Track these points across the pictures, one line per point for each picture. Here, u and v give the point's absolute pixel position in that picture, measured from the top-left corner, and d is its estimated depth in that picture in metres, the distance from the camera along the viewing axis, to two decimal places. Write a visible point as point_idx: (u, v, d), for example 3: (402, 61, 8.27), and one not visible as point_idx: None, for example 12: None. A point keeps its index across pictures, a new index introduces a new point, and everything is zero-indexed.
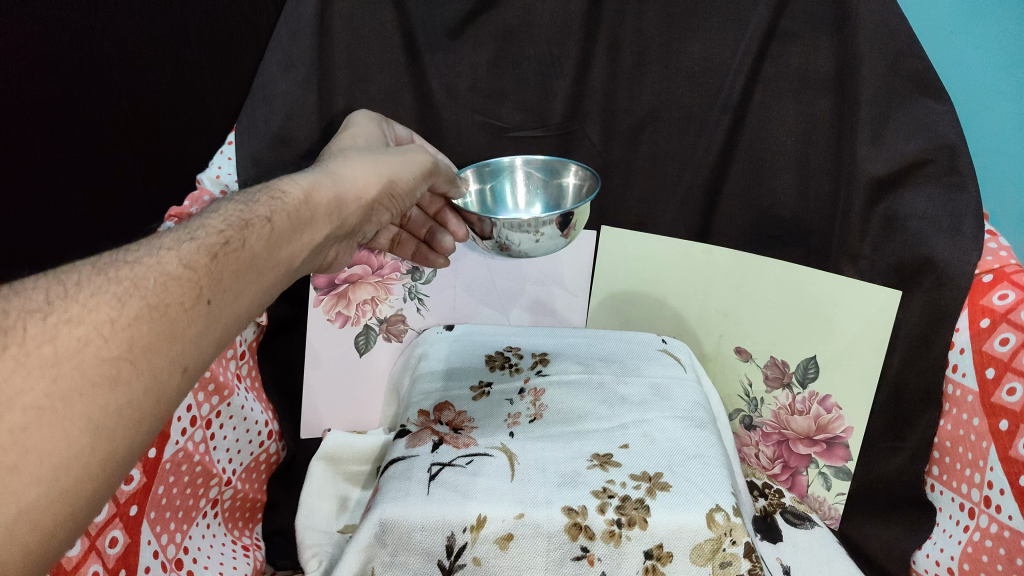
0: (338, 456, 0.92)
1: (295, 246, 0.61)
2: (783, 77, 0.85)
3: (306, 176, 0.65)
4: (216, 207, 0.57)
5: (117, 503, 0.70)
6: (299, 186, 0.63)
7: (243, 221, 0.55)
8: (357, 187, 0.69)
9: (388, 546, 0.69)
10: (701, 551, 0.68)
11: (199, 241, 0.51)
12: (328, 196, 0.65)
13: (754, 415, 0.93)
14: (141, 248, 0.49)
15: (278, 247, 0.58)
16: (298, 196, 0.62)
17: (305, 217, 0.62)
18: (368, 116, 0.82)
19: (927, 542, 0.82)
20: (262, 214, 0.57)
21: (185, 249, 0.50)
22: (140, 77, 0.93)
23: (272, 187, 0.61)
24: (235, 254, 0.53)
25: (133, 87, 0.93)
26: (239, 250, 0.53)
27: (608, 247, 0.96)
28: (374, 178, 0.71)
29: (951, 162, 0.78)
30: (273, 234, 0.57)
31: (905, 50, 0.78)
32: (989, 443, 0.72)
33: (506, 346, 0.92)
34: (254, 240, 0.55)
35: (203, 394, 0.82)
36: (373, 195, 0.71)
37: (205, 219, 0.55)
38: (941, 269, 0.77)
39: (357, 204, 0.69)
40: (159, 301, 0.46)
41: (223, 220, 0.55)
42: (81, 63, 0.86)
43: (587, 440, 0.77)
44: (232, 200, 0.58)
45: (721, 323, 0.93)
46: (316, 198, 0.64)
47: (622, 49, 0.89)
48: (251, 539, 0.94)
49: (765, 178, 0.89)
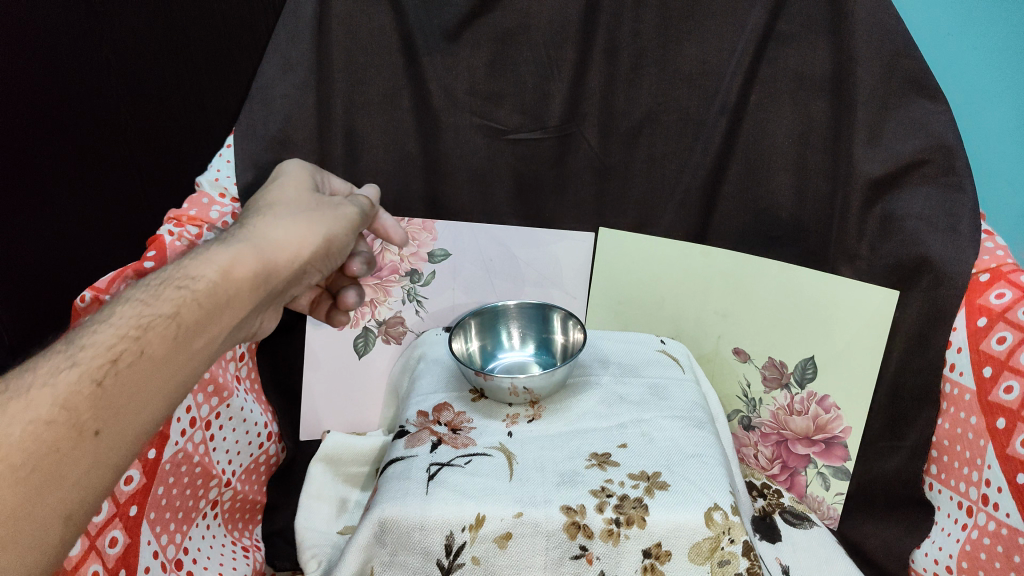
0: (338, 457, 0.93)
1: (214, 332, 0.55)
2: (780, 78, 0.86)
3: (230, 248, 0.58)
4: (115, 307, 0.52)
5: (116, 503, 0.70)
6: (219, 265, 0.57)
7: (142, 324, 0.50)
8: (284, 252, 0.61)
9: (387, 545, 0.69)
10: (699, 549, 0.68)
11: (83, 365, 0.47)
12: (254, 270, 0.59)
13: (753, 415, 0.93)
14: (7, 388, 0.44)
15: (189, 343, 0.53)
16: (215, 278, 0.56)
17: (227, 299, 0.56)
18: (300, 166, 0.75)
19: (926, 541, 0.81)
20: (167, 309, 0.52)
21: (61, 383, 0.45)
22: (138, 89, 0.96)
23: (185, 270, 0.55)
24: (128, 371, 0.48)
25: (133, 98, 0.96)
26: (134, 365, 0.49)
27: (608, 248, 0.98)
28: (304, 239, 0.63)
29: (948, 162, 0.79)
30: (181, 332, 0.52)
31: (899, 53, 0.80)
32: (986, 441, 0.72)
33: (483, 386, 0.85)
34: (155, 346, 0.50)
35: (202, 396, 0.82)
36: (307, 255, 0.63)
37: (97, 328, 0.49)
38: (937, 270, 0.78)
39: (287, 269, 0.62)
40: (29, 456, 0.42)
41: (117, 328, 0.50)
42: (76, 82, 0.90)
43: (585, 439, 0.77)
44: (136, 293, 0.53)
45: (719, 324, 0.93)
46: (241, 276, 0.58)
47: (620, 52, 0.90)
48: (251, 540, 0.92)
49: (763, 179, 0.90)
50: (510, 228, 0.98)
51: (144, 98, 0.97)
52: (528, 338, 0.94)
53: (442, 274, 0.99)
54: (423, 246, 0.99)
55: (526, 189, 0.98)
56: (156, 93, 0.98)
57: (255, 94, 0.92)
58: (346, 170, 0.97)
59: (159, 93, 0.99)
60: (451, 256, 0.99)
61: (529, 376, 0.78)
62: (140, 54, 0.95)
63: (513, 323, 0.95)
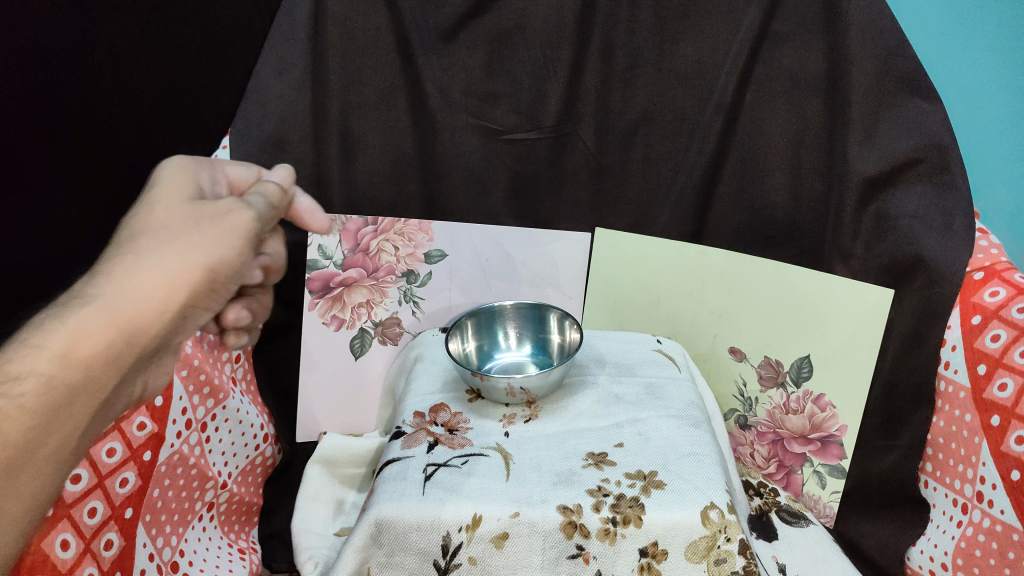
0: (334, 459, 0.92)
1: (69, 424, 0.46)
2: (775, 78, 0.87)
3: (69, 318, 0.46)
4: None
5: (112, 505, 0.69)
6: (55, 345, 0.45)
7: None
8: (145, 309, 0.48)
9: (383, 546, 0.69)
10: (696, 548, 0.68)
11: None
12: (106, 342, 0.47)
13: (749, 415, 0.92)
14: None
15: (35, 446, 0.44)
16: (51, 366, 0.45)
17: (75, 384, 0.46)
18: (179, 167, 0.57)
19: (921, 538, 0.81)
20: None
21: None
22: (125, 78, 0.84)
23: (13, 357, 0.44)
24: None
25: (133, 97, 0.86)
26: None
27: (604, 248, 0.98)
28: (173, 283, 0.49)
29: (941, 161, 0.79)
30: (20, 439, 0.43)
31: (894, 51, 0.80)
32: (981, 439, 0.72)
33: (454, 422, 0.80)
34: None
35: (197, 397, 0.82)
36: (180, 301, 0.50)
37: None
38: (931, 268, 0.78)
39: (154, 325, 0.49)
40: None
41: None
42: None
43: (581, 439, 0.77)
44: None
45: (715, 323, 0.93)
46: (88, 352, 0.46)
47: (615, 52, 0.91)
48: (247, 543, 0.91)
49: (759, 179, 0.90)
50: (506, 228, 0.98)
51: (139, 96, 0.87)
52: (523, 340, 0.95)
53: (438, 274, 0.99)
54: (419, 246, 0.98)
55: (522, 189, 0.98)
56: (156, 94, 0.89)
57: (250, 94, 0.92)
58: (341, 170, 0.97)
59: (147, 87, 0.88)
60: (447, 257, 0.99)
61: (526, 376, 0.78)
62: (137, 50, 0.86)
63: (509, 324, 0.95)
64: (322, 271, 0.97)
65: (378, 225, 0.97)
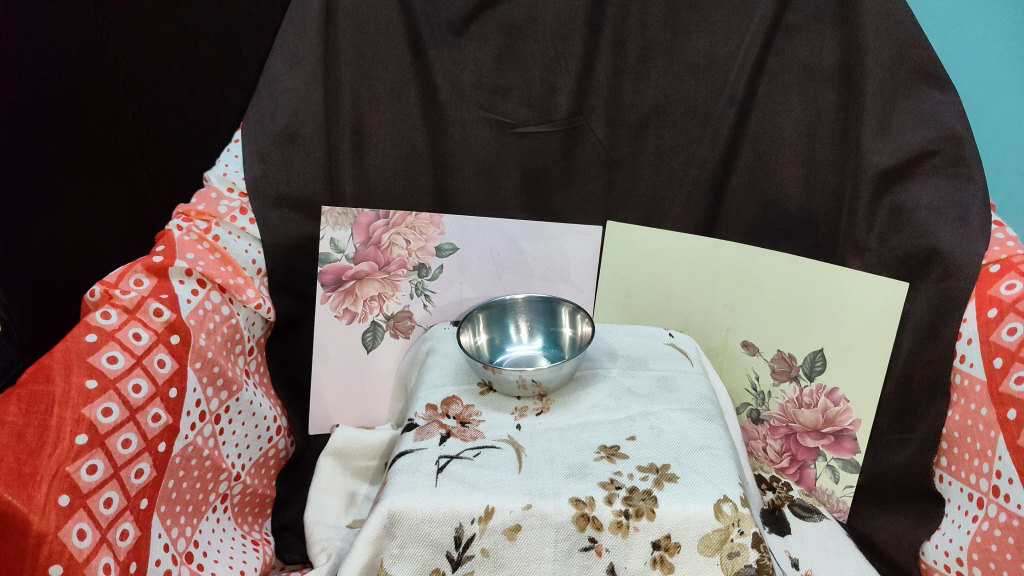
0: (345, 451, 0.92)
1: None
2: (789, 69, 0.87)
3: None
4: None
5: (127, 495, 0.68)
6: None
7: None
8: None
9: (397, 537, 0.69)
10: (710, 541, 0.68)
11: None
12: None
13: (761, 409, 0.92)
14: None
15: None
16: None
17: None
18: None
19: (935, 533, 0.80)
20: None
21: None
22: (114, 69, 1.02)
23: None
24: None
25: (127, 88, 1.04)
26: None
27: (614, 242, 0.97)
28: None
29: (957, 152, 0.79)
30: None
31: (908, 42, 0.80)
32: (997, 433, 0.71)
33: (467, 420, 0.79)
34: None
35: (211, 389, 0.82)
36: None
37: None
38: (947, 260, 0.77)
39: None
40: None
41: None
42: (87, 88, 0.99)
43: (593, 432, 0.77)
44: None
45: (727, 316, 0.93)
46: None
47: (628, 44, 0.91)
48: (261, 534, 0.91)
49: (772, 171, 0.90)
50: (518, 222, 0.98)
51: (137, 89, 1.05)
52: (537, 336, 0.94)
53: (450, 267, 0.98)
54: (430, 240, 0.98)
55: (534, 181, 0.98)
56: (150, 85, 1.05)
57: (262, 88, 0.93)
58: (353, 164, 0.97)
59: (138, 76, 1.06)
60: (458, 251, 0.98)
61: (537, 368, 0.78)
62: (134, 45, 1.02)
63: (520, 317, 0.95)
64: (333, 264, 0.97)
65: (390, 218, 0.97)
